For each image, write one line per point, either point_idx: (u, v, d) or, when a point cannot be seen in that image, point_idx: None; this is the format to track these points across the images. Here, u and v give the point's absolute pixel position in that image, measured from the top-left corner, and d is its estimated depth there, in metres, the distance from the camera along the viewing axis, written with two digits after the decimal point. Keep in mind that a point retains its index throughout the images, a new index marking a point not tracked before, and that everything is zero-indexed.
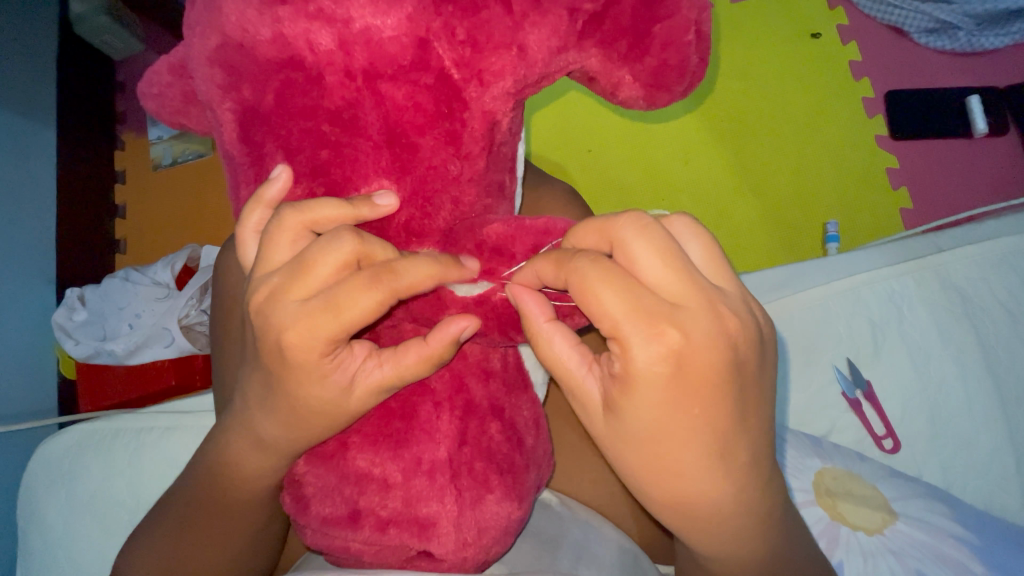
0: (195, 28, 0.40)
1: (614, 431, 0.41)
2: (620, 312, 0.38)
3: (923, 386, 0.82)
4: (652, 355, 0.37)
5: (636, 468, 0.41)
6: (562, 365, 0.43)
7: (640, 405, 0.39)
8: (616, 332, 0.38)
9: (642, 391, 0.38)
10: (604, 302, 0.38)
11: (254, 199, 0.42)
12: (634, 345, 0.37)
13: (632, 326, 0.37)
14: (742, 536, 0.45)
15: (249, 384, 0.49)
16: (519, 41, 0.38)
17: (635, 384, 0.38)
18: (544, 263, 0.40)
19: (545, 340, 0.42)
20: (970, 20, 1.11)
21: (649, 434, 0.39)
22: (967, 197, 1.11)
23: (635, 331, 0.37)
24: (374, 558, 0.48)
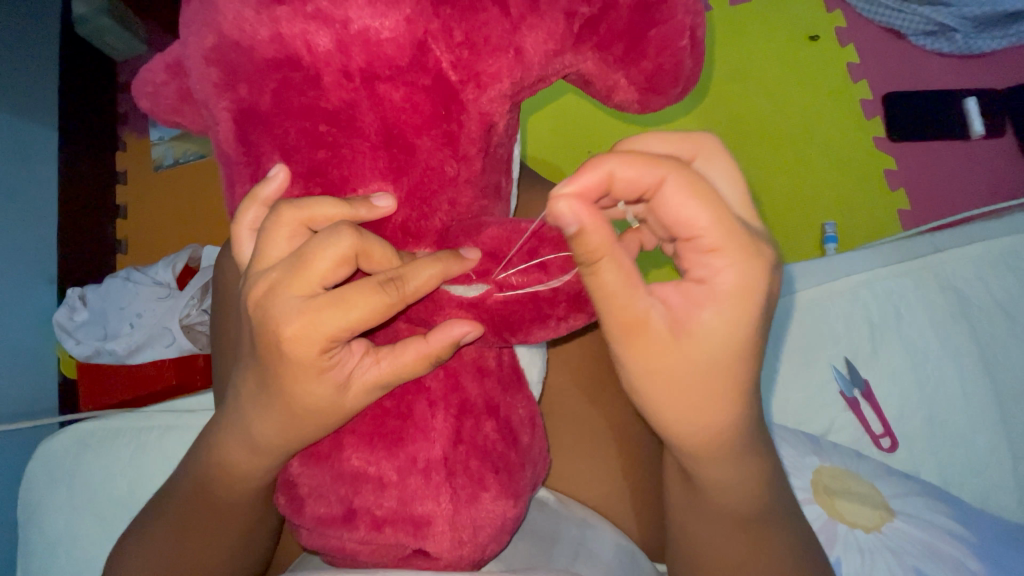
0: (192, 27, 0.40)
1: (685, 349, 0.41)
2: (716, 225, 0.39)
3: (920, 386, 0.82)
4: (748, 270, 0.40)
5: (698, 387, 0.42)
6: (622, 289, 0.39)
7: (720, 318, 0.40)
8: (718, 248, 0.39)
9: (731, 306, 0.40)
10: (696, 211, 0.39)
11: (250, 197, 0.42)
12: (729, 261, 0.40)
13: (728, 240, 0.39)
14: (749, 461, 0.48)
15: (244, 382, 0.49)
16: (516, 45, 0.39)
17: (723, 298, 0.40)
18: (630, 165, 0.38)
19: (611, 261, 0.38)
20: (968, 22, 1.11)
21: (731, 348, 0.41)
22: (965, 199, 1.12)
23: (732, 246, 0.39)
24: (369, 557, 0.48)
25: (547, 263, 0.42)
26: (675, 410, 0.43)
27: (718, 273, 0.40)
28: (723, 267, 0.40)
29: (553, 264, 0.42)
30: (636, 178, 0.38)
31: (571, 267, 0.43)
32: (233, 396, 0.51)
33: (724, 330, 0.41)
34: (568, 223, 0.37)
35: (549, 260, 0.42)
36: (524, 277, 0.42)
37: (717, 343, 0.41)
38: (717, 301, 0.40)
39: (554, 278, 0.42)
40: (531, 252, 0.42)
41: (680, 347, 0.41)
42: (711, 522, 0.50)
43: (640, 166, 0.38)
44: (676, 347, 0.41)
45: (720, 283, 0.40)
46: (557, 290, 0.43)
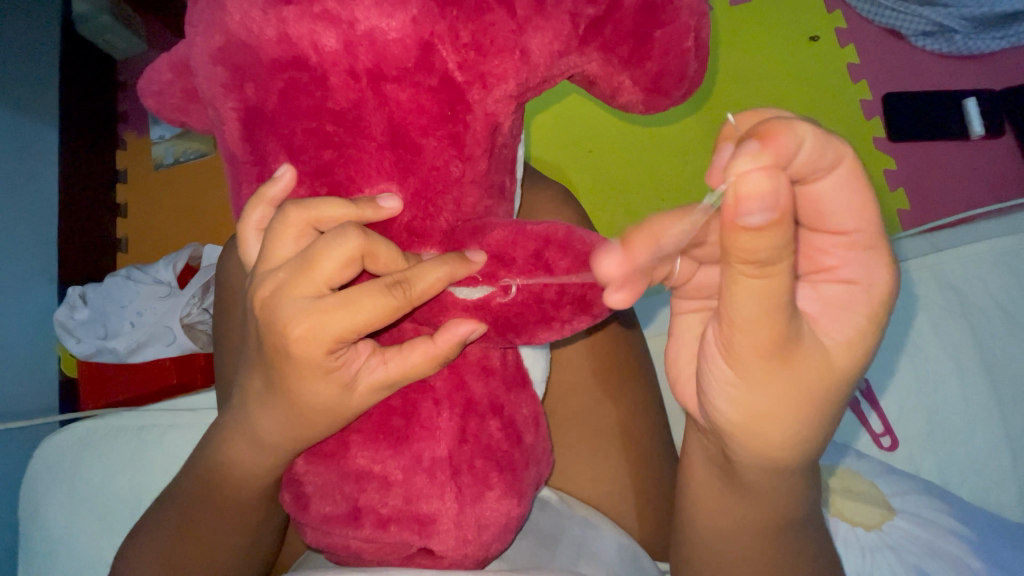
0: (199, 27, 0.41)
1: (816, 354, 0.38)
2: (866, 223, 0.37)
3: (919, 384, 0.83)
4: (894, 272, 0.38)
5: (825, 394, 0.39)
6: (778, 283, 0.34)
7: (853, 323, 0.38)
8: (870, 246, 0.37)
9: (868, 311, 0.38)
10: (848, 204, 0.36)
11: (257, 197, 0.43)
12: (869, 263, 0.38)
13: (871, 240, 0.37)
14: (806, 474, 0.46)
15: (249, 382, 0.49)
16: (522, 46, 0.39)
17: (868, 301, 0.38)
18: (814, 137, 0.33)
19: (781, 259, 0.33)
20: (967, 23, 1.12)
21: (863, 356, 0.39)
22: (963, 198, 1.12)
23: (872, 246, 0.37)
24: (374, 556, 0.48)
25: (553, 264, 0.42)
26: (796, 418, 0.40)
27: (866, 272, 0.38)
28: (860, 269, 0.38)
29: (559, 266, 0.42)
30: (816, 157, 0.33)
31: (578, 269, 0.43)
32: (239, 396, 0.51)
33: (857, 336, 0.39)
34: (765, 210, 0.30)
35: (555, 262, 0.42)
36: (528, 279, 0.43)
37: (846, 349, 0.39)
38: (852, 303, 0.38)
39: (561, 278, 0.43)
40: (537, 253, 0.42)
41: (811, 352, 0.38)
42: (759, 531, 0.47)
43: (819, 145, 0.33)
44: (807, 351, 0.38)
45: (857, 285, 0.38)
46: (563, 293, 0.43)
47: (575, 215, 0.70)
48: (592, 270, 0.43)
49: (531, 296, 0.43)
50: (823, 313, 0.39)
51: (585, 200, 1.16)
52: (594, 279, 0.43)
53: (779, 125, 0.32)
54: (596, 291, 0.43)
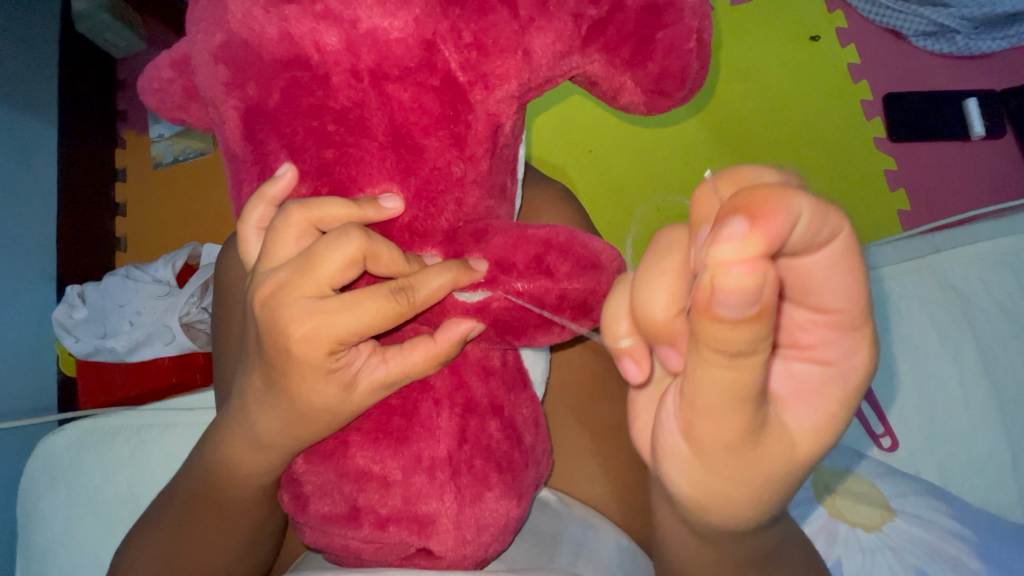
0: (200, 25, 0.40)
1: (781, 441, 0.34)
2: (852, 304, 0.31)
3: (919, 384, 0.83)
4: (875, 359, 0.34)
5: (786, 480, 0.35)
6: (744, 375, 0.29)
7: (822, 412, 0.34)
8: (854, 329, 0.32)
9: (843, 400, 0.34)
10: (836, 282, 0.30)
11: (258, 196, 0.42)
12: (849, 345, 0.33)
13: (854, 322, 0.32)
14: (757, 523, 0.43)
15: (249, 382, 0.48)
16: (524, 45, 0.39)
17: (842, 390, 0.34)
18: (811, 216, 0.27)
19: (758, 351, 0.28)
20: (968, 23, 1.12)
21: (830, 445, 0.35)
22: (964, 199, 1.12)
23: (854, 328, 0.32)
24: (373, 556, 0.48)
25: (553, 269, 0.42)
26: (754, 501, 0.35)
27: (845, 357, 0.33)
28: (837, 354, 0.33)
29: (560, 270, 0.42)
30: (810, 236, 0.27)
31: (578, 274, 0.42)
32: (238, 395, 0.51)
33: (828, 424, 0.34)
34: (746, 305, 0.25)
35: (555, 267, 0.42)
36: (529, 283, 0.42)
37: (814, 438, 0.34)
38: (828, 388, 0.34)
39: (561, 283, 0.42)
40: (538, 256, 0.42)
41: (777, 440, 0.34)
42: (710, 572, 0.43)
43: (816, 220, 0.27)
44: (772, 438, 0.34)
45: (835, 370, 0.33)
46: (563, 298, 0.43)
47: (576, 215, 0.70)
48: (592, 275, 0.43)
49: (532, 299, 0.43)
50: (794, 396, 0.34)
51: (586, 200, 1.16)
52: (594, 284, 0.43)
53: (773, 193, 0.26)
54: (597, 296, 0.43)
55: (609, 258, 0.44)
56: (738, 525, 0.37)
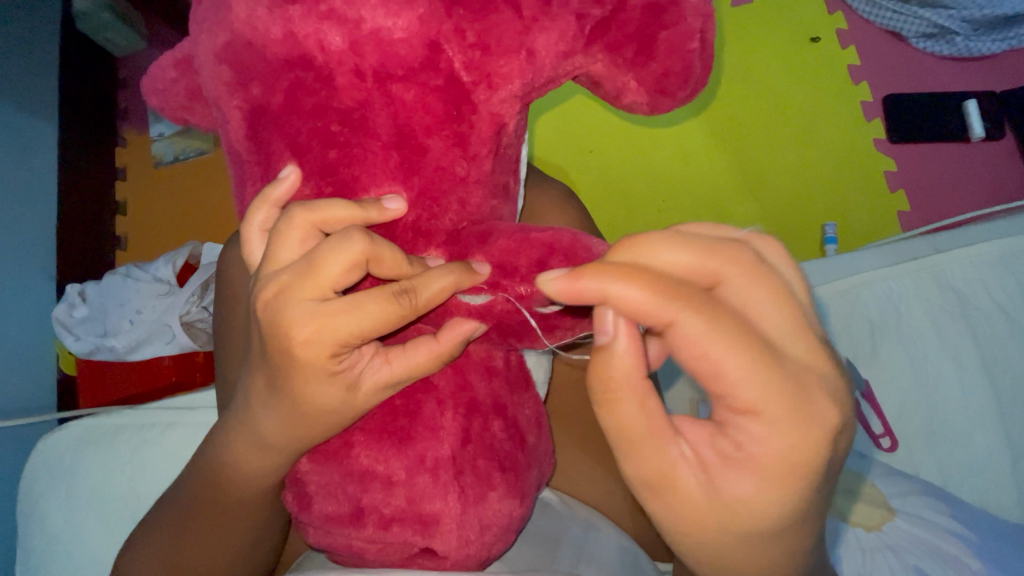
0: (203, 25, 0.40)
1: (694, 507, 0.36)
2: (761, 389, 0.33)
3: (921, 385, 0.83)
4: (797, 443, 0.33)
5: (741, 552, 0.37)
6: (631, 426, 0.37)
7: (760, 490, 0.34)
8: (754, 408, 0.34)
9: (759, 480, 0.34)
10: (702, 351, 0.34)
11: (260, 198, 0.42)
12: (773, 428, 0.33)
13: (773, 405, 0.33)
14: None
15: (252, 383, 0.48)
16: (528, 45, 0.39)
17: (758, 473, 0.34)
18: (633, 288, 0.34)
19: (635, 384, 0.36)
20: (967, 25, 1.12)
21: (751, 522, 0.35)
22: (964, 201, 1.12)
23: (774, 412, 0.33)
24: (377, 556, 0.48)
25: (556, 273, 0.42)
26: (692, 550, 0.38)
27: (756, 439, 0.34)
28: (767, 438, 0.34)
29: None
30: (643, 306, 0.34)
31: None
32: (241, 395, 0.50)
33: (769, 503, 0.35)
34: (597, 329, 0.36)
35: (559, 271, 0.42)
36: (532, 287, 0.42)
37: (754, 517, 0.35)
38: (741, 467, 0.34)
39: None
40: (541, 261, 0.42)
41: (707, 511, 0.35)
42: None
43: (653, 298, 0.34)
44: (680, 500, 0.36)
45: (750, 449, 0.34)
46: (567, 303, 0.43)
47: (577, 215, 0.70)
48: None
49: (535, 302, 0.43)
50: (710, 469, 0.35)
51: (586, 200, 1.16)
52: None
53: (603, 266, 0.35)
54: None
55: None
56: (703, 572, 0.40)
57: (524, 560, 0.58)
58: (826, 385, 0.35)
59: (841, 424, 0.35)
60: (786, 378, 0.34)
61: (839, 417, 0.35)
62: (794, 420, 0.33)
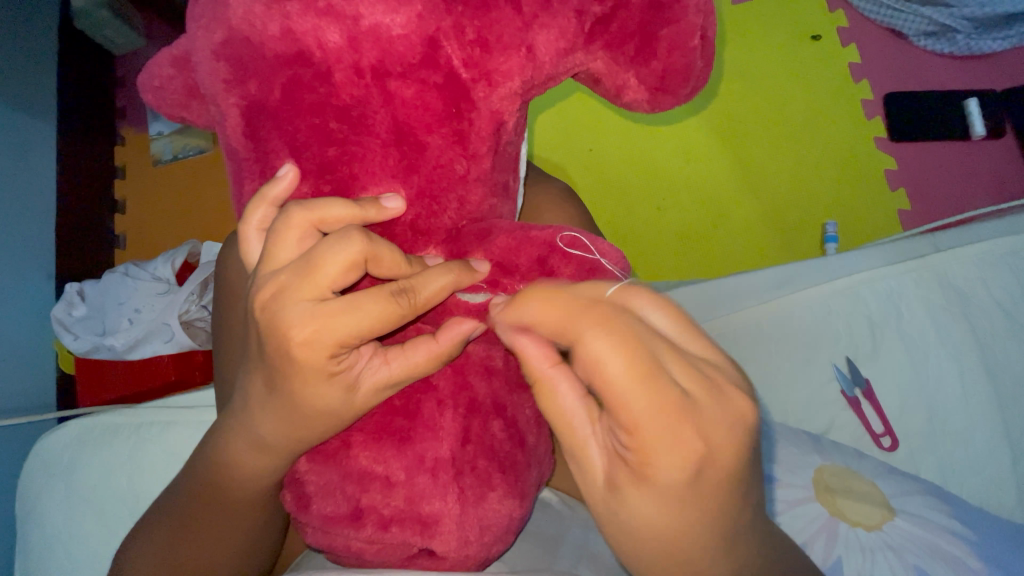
0: (201, 21, 0.40)
1: (602, 503, 0.38)
2: (640, 408, 0.32)
3: (921, 385, 0.82)
4: (677, 465, 0.33)
5: (655, 557, 0.37)
6: (566, 419, 0.39)
7: (655, 498, 0.35)
8: (637, 432, 0.33)
9: (648, 492, 0.35)
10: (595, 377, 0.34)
11: (259, 197, 0.42)
12: (654, 444, 0.33)
13: (651, 424, 0.33)
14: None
15: (250, 384, 0.48)
16: (528, 42, 0.39)
17: (647, 486, 0.35)
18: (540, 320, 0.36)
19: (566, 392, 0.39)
20: (969, 23, 1.11)
21: (648, 526, 0.36)
22: (964, 200, 1.12)
23: (655, 430, 0.33)
24: (375, 556, 0.48)
25: (556, 271, 0.42)
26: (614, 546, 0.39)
27: (642, 458, 0.34)
28: (652, 453, 0.33)
29: (562, 273, 0.42)
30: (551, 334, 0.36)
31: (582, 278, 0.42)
32: (239, 396, 0.50)
33: (668, 507, 0.35)
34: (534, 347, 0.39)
35: (559, 270, 0.42)
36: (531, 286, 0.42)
37: (659, 520, 0.36)
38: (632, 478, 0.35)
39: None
40: (542, 259, 0.42)
41: (611, 509, 0.37)
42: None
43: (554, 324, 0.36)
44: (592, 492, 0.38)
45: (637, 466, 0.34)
46: None
47: (577, 214, 0.70)
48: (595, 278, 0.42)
49: None
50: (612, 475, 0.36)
51: (586, 199, 1.16)
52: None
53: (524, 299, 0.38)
54: None
55: (613, 261, 0.44)
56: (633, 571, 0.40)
57: (524, 561, 0.58)
58: (712, 399, 0.35)
59: (726, 436, 0.34)
60: (670, 394, 0.33)
61: (723, 428, 0.34)
62: (676, 442, 0.33)
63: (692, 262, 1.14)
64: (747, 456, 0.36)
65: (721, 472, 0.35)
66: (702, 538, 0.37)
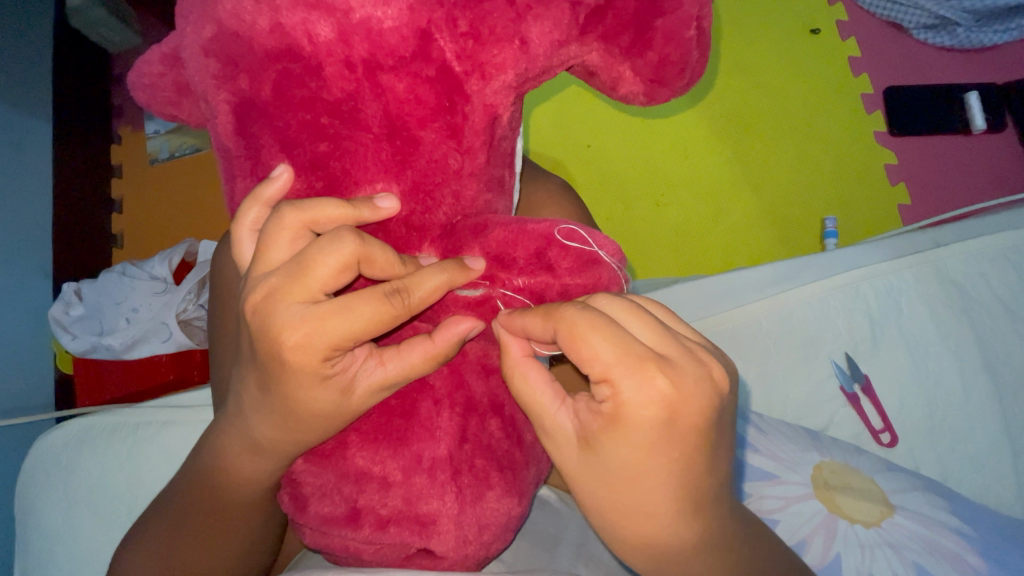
0: (189, 17, 0.40)
1: (579, 459, 0.41)
2: (613, 356, 0.37)
3: (921, 380, 0.82)
4: (644, 405, 0.37)
5: (627, 510, 0.40)
6: (536, 400, 0.42)
7: (627, 444, 0.38)
8: (609, 376, 0.38)
9: (621, 436, 0.38)
10: (575, 341, 0.38)
11: (252, 198, 0.41)
12: (625, 387, 0.37)
13: (623, 369, 0.37)
14: (694, 557, 0.43)
15: (245, 387, 0.47)
16: (521, 34, 0.38)
17: (618, 431, 0.38)
18: (533, 317, 0.41)
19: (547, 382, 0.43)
20: (970, 16, 1.12)
21: (621, 472, 0.39)
22: (966, 193, 1.11)
23: (626, 375, 0.37)
24: (374, 557, 0.48)
25: (555, 264, 0.42)
26: (591, 509, 0.42)
27: (614, 401, 0.38)
28: (626, 396, 0.37)
29: (561, 266, 0.42)
30: (535, 326, 0.41)
31: (579, 270, 0.42)
32: (234, 398, 0.50)
33: (640, 452, 0.38)
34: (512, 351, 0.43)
35: (557, 262, 0.42)
36: (530, 279, 0.42)
37: (632, 468, 0.39)
38: (606, 426, 0.39)
39: (562, 279, 0.42)
40: (540, 253, 0.42)
41: (589, 461, 0.40)
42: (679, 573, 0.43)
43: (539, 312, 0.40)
44: (569, 451, 0.41)
45: (609, 409, 0.38)
46: (565, 293, 0.43)
47: (575, 209, 0.69)
48: (593, 270, 0.43)
49: (532, 294, 0.43)
50: (586, 429, 0.40)
51: (586, 197, 1.15)
52: (595, 280, 0.43)
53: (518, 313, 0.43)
54: (597, 289, 0.44)
55: (611, 253, 0.44)
56: (614, 537, 0.42)
57: (523, 560, 0.59)
58: (681, 360, 0.39)
59: (694, 388, 0.38)
60: (638, 348, 0.38)
61: (694, 383, 0.38)
62: (644, 383, 0.37)
63: (690, 259, 1.13)
64: (713, 415, 0.39)
65: (688, 423, 0.38)
66: (671, 494, 0.39)
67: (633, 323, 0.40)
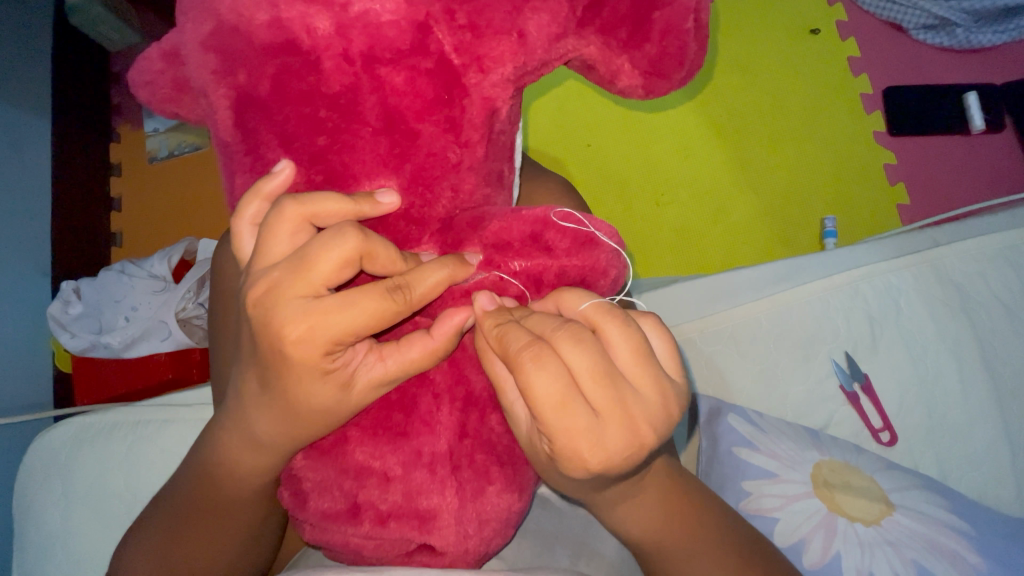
0: (188, 13, 0.40)
1: (525, 441, 0.45)
2: (554, 424, 0.37)
3: (920, 377, 0.82)
4: (571, 468, 0.39)
5: (556, 480, 0.46)
6: (500, 386, 0.44)
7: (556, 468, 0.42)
8: (549, 435, 0.38)
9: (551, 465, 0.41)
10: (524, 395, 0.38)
11: (253, 191, 0.41)
12: (558, 450, 0.38)
13: (561, 439, 0.38)
14: (621, 505, 0.51)
15: (245, 383, 0.47)
16: (519, 27, 0.38)
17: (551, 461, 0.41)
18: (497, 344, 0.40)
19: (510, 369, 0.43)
20: (969, 16, 1.12)
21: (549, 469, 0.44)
22: (965, 192, 1.11)
23: (563, 443, 0.38)
24: (374, 553, 0.48)
25: (552, 245, 0.42)
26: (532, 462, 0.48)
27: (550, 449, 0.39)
28: (559, 455, 0.39)
29: (559, 247, 0.42)
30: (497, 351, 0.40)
31: (577, 251, 0.43)
32: (233, 394, 0.49)
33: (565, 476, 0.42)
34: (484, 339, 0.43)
35: (555, 244, 0.42)
36: (527, 262, 0.43)
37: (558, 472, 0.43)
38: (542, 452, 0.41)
39: (560, 260, 0.43)
40: (536, 236, 0.42)
41: (531, 450, 0.44)
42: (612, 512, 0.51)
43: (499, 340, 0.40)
44: (519, 433, 0.45)
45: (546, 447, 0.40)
46: (562, 275, 0.44)
47: (576, 205, 0.69)
48: (590, 251, 0.43)
49: (528, 278, 0.43)
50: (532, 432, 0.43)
51: (586, 195, 1.15)
52: (593, 261, 0.43)
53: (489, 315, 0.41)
54: (595, 272, 0.44)
55: (607, 235, 0.45)
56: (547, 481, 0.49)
57: (524, 558, 0.59)
58: (620, 432, 0.38)
59: (621, 461, 0.39)
60: (580, 423, 0.37)
61: (624, 458, 0.39)
62: (576, 456, 0.38)
63: (687, 258, 1.12)
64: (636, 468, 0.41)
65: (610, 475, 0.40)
66: (591, 484, 0.45)
67: (589, 387, 0.38)
